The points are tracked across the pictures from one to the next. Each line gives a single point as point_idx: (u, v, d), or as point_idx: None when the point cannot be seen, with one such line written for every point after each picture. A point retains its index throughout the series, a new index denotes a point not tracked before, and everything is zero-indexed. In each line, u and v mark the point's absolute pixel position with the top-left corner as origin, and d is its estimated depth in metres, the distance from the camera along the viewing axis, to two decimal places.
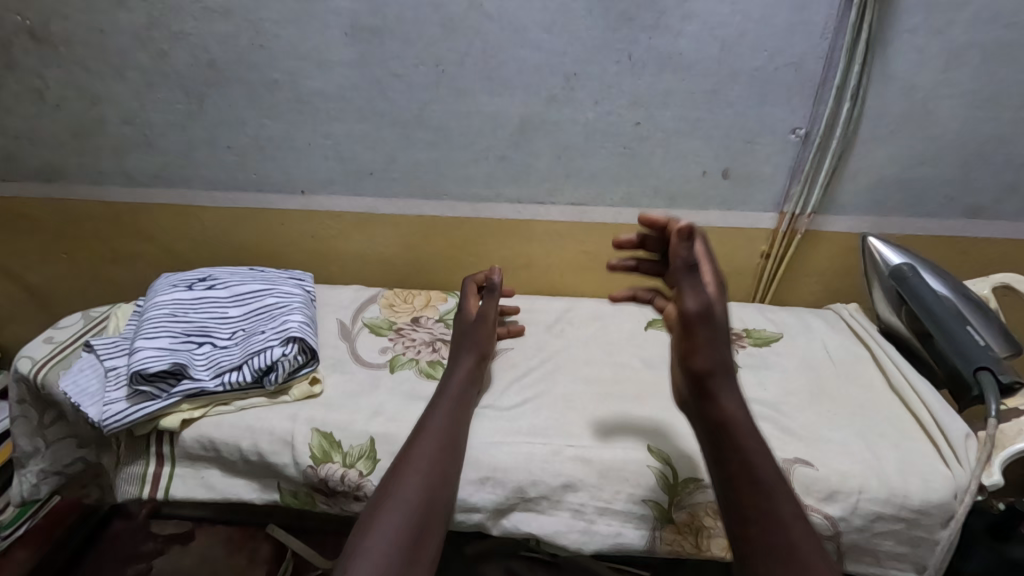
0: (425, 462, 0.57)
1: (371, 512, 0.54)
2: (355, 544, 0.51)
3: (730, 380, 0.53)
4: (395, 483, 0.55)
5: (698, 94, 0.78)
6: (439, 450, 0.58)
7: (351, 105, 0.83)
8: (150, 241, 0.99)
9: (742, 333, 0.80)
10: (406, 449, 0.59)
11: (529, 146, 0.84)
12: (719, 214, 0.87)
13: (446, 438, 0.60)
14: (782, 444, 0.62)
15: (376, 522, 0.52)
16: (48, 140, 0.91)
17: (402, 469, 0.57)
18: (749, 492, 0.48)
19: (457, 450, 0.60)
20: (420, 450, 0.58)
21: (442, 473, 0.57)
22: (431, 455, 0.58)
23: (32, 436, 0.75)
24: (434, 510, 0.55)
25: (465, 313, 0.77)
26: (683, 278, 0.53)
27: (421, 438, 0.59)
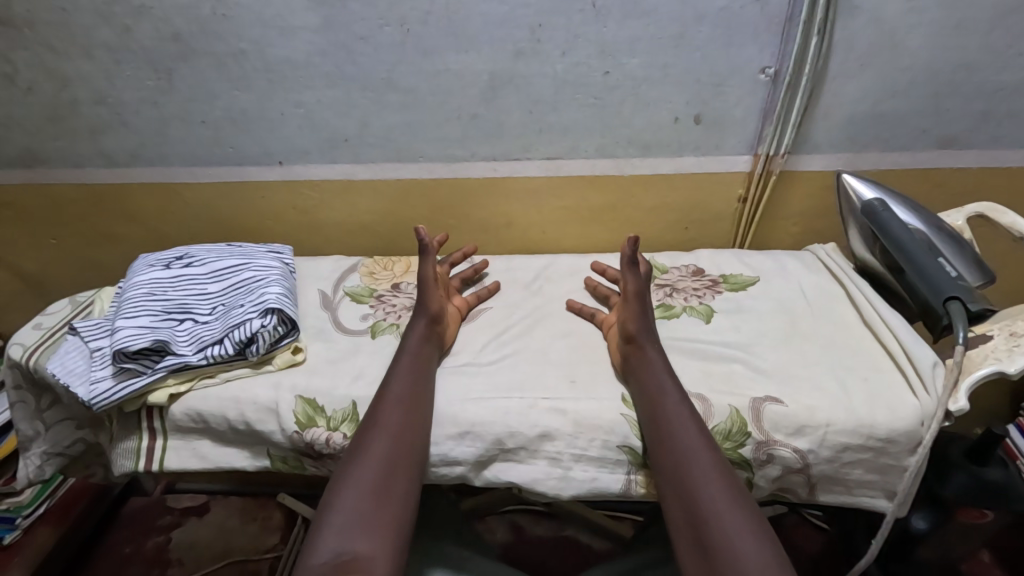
0: (396, 419, 0.58)
1: (345, 470, 0.55)
2: (329, 501, 0.52)
3: (652, 340, 0.66)
4: (368, 438, 0.57)
5: (666, 37, 0.76)
6: (409, 409, 0.60)
7: (318, 71, 0.82)
8: (134, 223, 0.99)
9: (719, 279, 0.80)
10: (376, 409, 0.60)
11: (499, 103, 0.83)
12: (694, 160, 0.87)
13: (414, 395, 0.61)
14: (752, 384, 0.63)
15: (349, 478, 0.54)
16: (24, 126, 0.90)
17: (375, 427, 0.58)
18: (664, 419, 0.58)
19: (428, 408, 0.61)
20: (391, 407, 0.59)
21: (414, 426, 0.59)
22: (403, 413, 0.59)
23: (31, 419, 0.77)
24: (406, 463, 0.56)
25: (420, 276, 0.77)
26: (628, 270, 0.71)
27: (393, 397, 0.60)
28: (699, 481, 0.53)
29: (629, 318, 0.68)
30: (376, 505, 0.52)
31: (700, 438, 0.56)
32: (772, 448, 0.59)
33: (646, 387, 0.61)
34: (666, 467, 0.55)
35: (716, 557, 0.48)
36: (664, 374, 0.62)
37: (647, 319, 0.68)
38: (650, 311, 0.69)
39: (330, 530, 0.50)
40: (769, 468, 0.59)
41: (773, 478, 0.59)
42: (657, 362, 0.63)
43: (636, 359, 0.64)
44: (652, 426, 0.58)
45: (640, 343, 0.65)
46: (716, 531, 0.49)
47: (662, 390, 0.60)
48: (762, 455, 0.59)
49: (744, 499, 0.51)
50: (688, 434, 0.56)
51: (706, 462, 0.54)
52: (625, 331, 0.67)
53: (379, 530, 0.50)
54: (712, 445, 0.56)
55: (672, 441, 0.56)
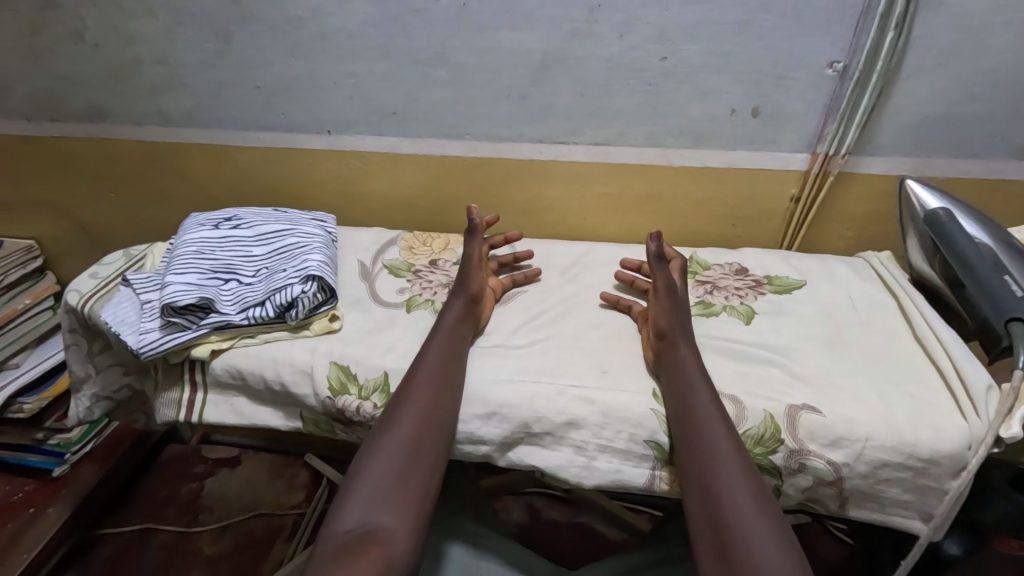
0: (425, 395, 0.59)
1: (371, 442, 0.56)
2: (356, 472, 0.54)
3: (685, 335, 0.65)
4: (396, 413, 0.58)
5: (728, 24, 0.73)
6: (437, 385, 0.60)
7: (371, 42, 0.82)
8: (186, 182, 1.02)
9: (764, 280, 0.78)
10: (405, 385, 0.61)
11: (549, 84, 0.82)
12: (747, 155, 0.84)
13: (444, 373, 0.62)
14: (790, 390, 0.61)
15: (376, 450, 0.55)
16: (90, 82, 0.94)
17: (402, 404, 0.59)
18: (692, 420, 0.56)
19: (457, 385, 0.62)
20: (421, 384, 0.60)
21: (443, 403, 0.59)
22: (430, 391, 0.60)
23: (84, 362, 0.81)
24: (433, 439, 0.57)
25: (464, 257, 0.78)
26: (656, 266, 0.71)
27: (422, 374, 0.61)
28: (726, 485, 0.52)
29: (661, 315, 0.67)
30: (400, 478, 0.53)
31: (729, 441, 0.55)
32: (805, 458, 0.57)
33: (677, 384, 0.60)
34: (691, 468, 0.54)
35: (735, 563, 0.47)
36: (695, 372, 0.61)
37: (679, 313, 0.67)
38: (683, 307, 0.68)
39: (354, 500, 0.51)
40: (801, 477, 0.57)
41: (804, 488, 0.58)
42: (690, 361, 0.62)
43: (669, 356, 0.63)
44: (680, 425, 0.57)
45: (673, 339, 0.64)
46: (737, 538, 0.48)
47: (693, 389, 0.59)
48: (794, 464, 0.57)
49: (770, 510, 0.50)
50: (717, 436, 0.55)
51: (732, 467, 0.53)
52: (658, 327, 0.66)
53: (402, 504, 0.51)
54: (740, 451, 0.54)
55: (700, 442, 0.55)
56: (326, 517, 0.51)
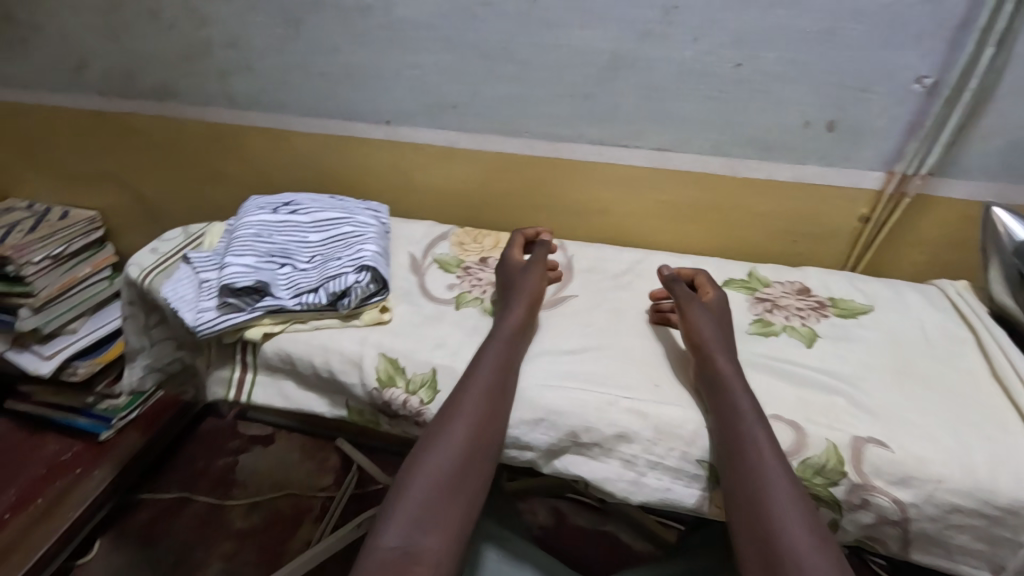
0: (471, 406, 0.58)
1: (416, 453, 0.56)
2: (400, 486, 0.54)
3: (720, 346, 0.62)
4: (445, 423, 0.57)
5: (812, 32, 0.70)
6: (489, 397, 0.59)
7: (437, 34, 0.81)
8: (244, 164, 1.04)
9: (827, 302, 0.74)
10: (457, 392, 0.60)
11: (615, 85, 0.80)
12: (818, 170, 0.80)
13: (498, 385, 0.60)
14: (855, 421, 0.58)
15: (420, 464, 0.55)
16: (161, 61, 0.96)
17: (452, 413, 0.58)
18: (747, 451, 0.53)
19: (504, 395, 0.60)
20: (468, 393, 0.59)
21: (489, 415, 0.58)
22: (482, 403, 0.58)
23: (140, 334, 0.84)
24: (479, 454, 0.56)
25: (510, 262, 0.77)
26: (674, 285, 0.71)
27: (475, 383, 0.60)
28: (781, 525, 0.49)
29: (695, 327, 0.64)
30: (444, 498, 0.53)
31: (784, 477, 0.52)
32: (869, 494, 0.54)
33: (730, 407, 0.56)
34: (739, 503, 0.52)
35: None
36: (736, 385, 0.58)
37: (710, 325, 0.65)
38: (714, 317, 0.66)
39: (397, 518, 0.51)
40: (862, 513, 0.54)
41: (865, 525, 0.55)
42: (734, 378, 0.59)
43: (716, 371, 0.60)
44: (730, 453, 0.54)
45: (711, 354, 0.61)
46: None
47: (746, 415, 0.55)
48: (856, 500, 0.54)
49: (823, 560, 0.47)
50: (772, 471, 0.52)
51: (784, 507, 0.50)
52: (693, 340, 0.64)
53: (445, 526, 0.52)
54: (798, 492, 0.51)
55: (754, 474, 0.52)
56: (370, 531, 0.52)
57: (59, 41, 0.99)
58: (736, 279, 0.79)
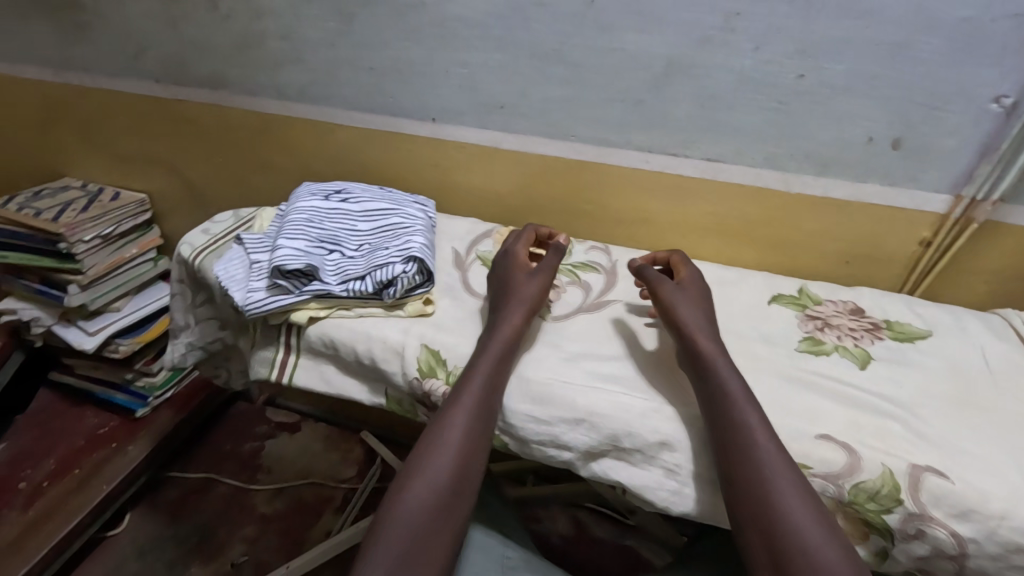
0: (459, 426, 0.58)
1: (403, 478, 0.57)
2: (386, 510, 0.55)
3: (698, 323, 0.63)
4: (428, 450, 0.57)
5: (880, 45, 0.68)
6: (473, 423, 0.58)
7: (491, 33, 0.82)
8: (291, 154, 1.06)
9: (882, 324, 0.72)
10: (442, 415, 0.59)
11: (669, 92, 0.79)
12: (878, 189, 0.78)
13: (483, 408, 0.59)
14: (912, 448, 0.55)
15: (408, 486, 0.56)
16: (218, 50, 0.98)
17: (435, 440, 0.58)
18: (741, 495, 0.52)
19: (493, 411, 0.60)
20: (453, 416, 0.58)
21: (476, 435, 0.58)
22: (464, 429, 0.58)
23: (186, 312, 0.86)
24: (466, 477, 0.57)
25: (516, 257, 0.74)
26: (644, 271, 0.70)
27: (459, 406, 0.59)
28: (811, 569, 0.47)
29: (677, 309, 0.65)
30: (432, 524, 0.54)
31: (809, 511, 0.50)
32: (926, 524, 0.52)
33: (742, 437, 0.53)
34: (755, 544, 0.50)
35: None
36: (730, 376, 0.58)
37: (688, 305, 0.65)
38: (688, 292, 0.67)
39: (385, 548, 0.52)
40: (916, 545, 0.52)
41: (918, 557, 0.52)
42: (744, 401, 0.56)
43: (722, 391, 0.56)
44: (743, 482, 0.52)
45: (694, 336, 0.62)
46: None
47: (758, 445, 0.53)
48: (910, 530, 0.52)
49: None
50: (798, 511, 0.50)
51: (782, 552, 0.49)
52: (677, 323, 0.64)
53: (435, 552, 0.53)
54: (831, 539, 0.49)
55: (768, 515, 0.50)
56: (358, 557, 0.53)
57: (121, 28, 1.02)
58: (785, 294, 0.77)
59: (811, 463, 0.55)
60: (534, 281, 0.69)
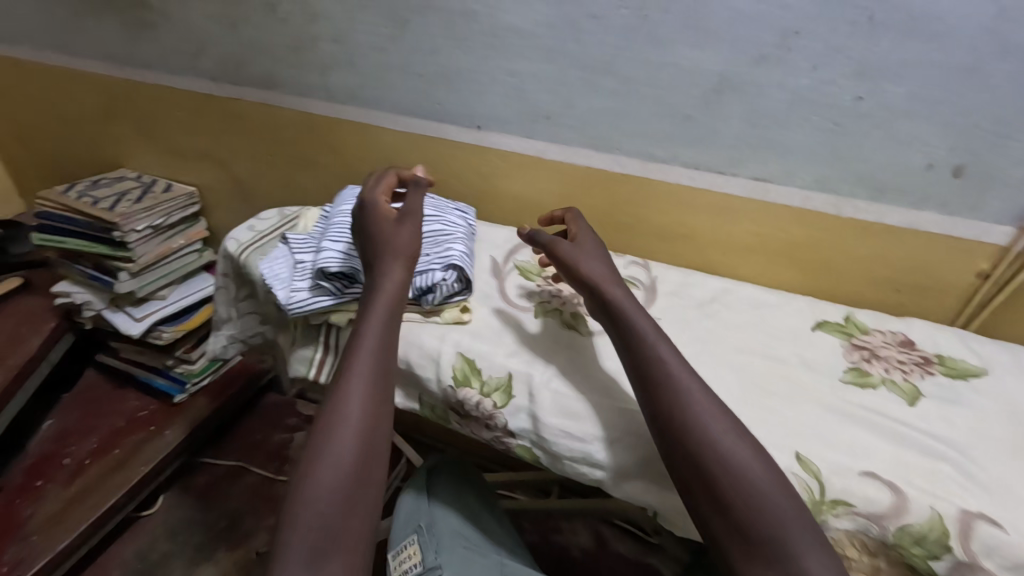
0: (355, 399, 0.55)
1: (298, 477, 0.51)
2: (292, 512, 0.49)
3: (604, 273, 0.64)
4: (328, 434, 0.53)
5: (948, 69, 0.65)
6: (371, 394, 0.55)
7: (541, 44, 0.82)
8: (336, 155, 1.08)
9: (933, 358, 0.69)
10: (333, 396, 0.55)
11: (720, 109, 0.77)
12: (936, 217, 0.75)
13: (377, 376, 0.57)
14: (964, 492, 0.53)
15: (313, 477, 0.51)
16: (272, 52, 1.01)
17: (334, 420, 0.53)
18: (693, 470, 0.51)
19: (388, 377, 0.58)
20: (348, 392, 0.55)
21: (377, 405, 0.56)
22: (363, 401, 0.55)
23: (229, 305, 0.88)
24: (373, 456, 0.53)
25: (379, 210, 0.69)
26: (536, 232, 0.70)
27: (350, 380, 0.56)
28: (782, 526, 0.48)
29: (584, 265, 0.65)
30: (347, 517, 0.50)
31: (762, 462, 0.51)
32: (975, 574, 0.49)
33: (684, 413, 0.53)
34: (721, 519, 0.49)
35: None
36: (650, 330, 0.59)
37: (597, 260, 0.66)
38: (597, 249, 0.68)
39: (293, 553, 0.47)
40: None
41: None
42: (667, 347, 0.58)
43: (653, 356, 0.57)
44: (689, 455, 0.52)
45: (605, 288, 0.62)
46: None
47: (702, 422, 0.52)
48: None
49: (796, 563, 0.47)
50: (748, 462, 0.50)
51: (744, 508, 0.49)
52: (586, 279, 0.63)
53: (356, 541, 0.49)
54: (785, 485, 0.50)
55: (725, 481, 0.50)
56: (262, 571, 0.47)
57: (182, 28, 1.05)
58: (831, 321, 0.75)
59: (854, 500, 0.53)
60: (406, 231, 0.66)
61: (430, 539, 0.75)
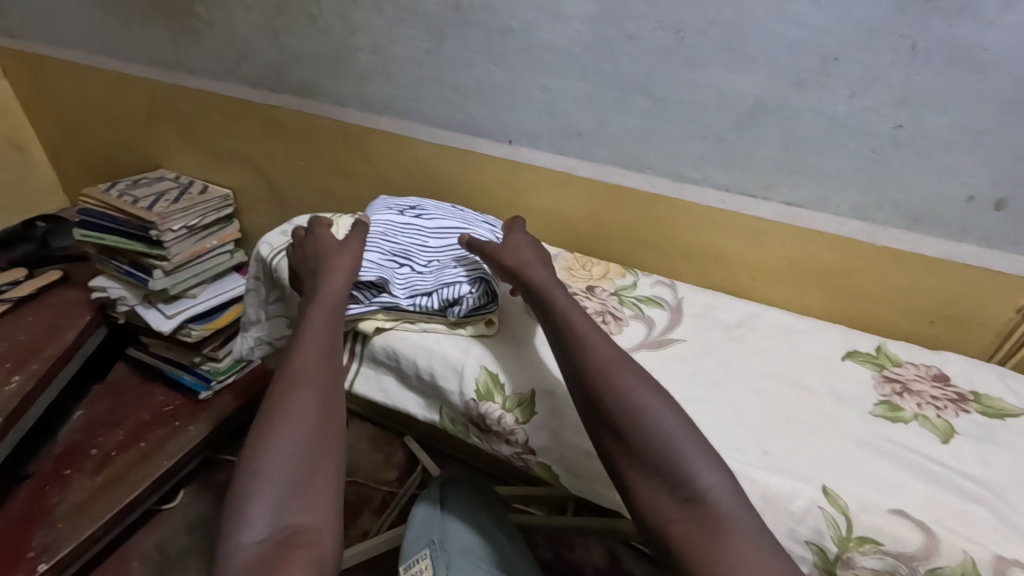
0: (308, 371, 0.60)
1: (257, 440, 0.54)
2: (253, 471, 0.52)
3: (525, 258, 0.71)
4: (284, 401, 0.57)
5: (994, 100, 0.64)
6: (322, 366, 0.61)
7: (576, 61, 0.82)
8: (368, 164, 1.10)
9: (968, 396, 0.67)
10: (287, 370, 0.60)
11: (754, 132, 0.77)
12: (975, 250, 0.73)
13: (327, 353, 0.63)
14: (999, 537, 0.51)
15: (272, 439, 0.54)
16: (311, 62, 1.04)
17: (289, 389, 0.58)
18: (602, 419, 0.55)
19: (336, 354, 0.63)
20: (302, 366, 0.60)
21: (329, 377, 0.61)
22: (316, 371, 0.60)
23: (258, 307, 0.89)
24: (330, 419, 0.57)
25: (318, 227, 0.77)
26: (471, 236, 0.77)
27: (303, 356, 0.61)
28: (680, 454, 0.52)
29: (509, 253, 0.71)
30: (308, 470, 0.52)
31: (665, 405, 0.55)
32: None
33: (589, 367, 0.58)
34: (625, 457, 0.53)
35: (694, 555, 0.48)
36: (562, 300, 0.65)
37: (524, 250, 0.73)
38: (529, 243, 0.75)
39: (258, 505, 0.49)
40: None
41: None
42: (576, 314, 0.63)
43: (563, 320, 0.62)
44: (597, 404, 0.56)
45: (524, 269, 0.69)
46: (675, 538, 0.49)
47: (603, 372, 0.57)
48: None
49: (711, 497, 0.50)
50: (651, 403, 0.55)
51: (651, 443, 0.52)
52: (509, 264, 0.70)
53: (319, 490, 0.52)
54: (687, 421, 0.54)
55: (630, 420, 0.54)
56: (226, 526, 0.49)
57: (227, 36, 1.09)
58: (861, 351, 0.73)
59: (882, 538, 0.52)
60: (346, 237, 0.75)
61: (442, 555, 0.74)
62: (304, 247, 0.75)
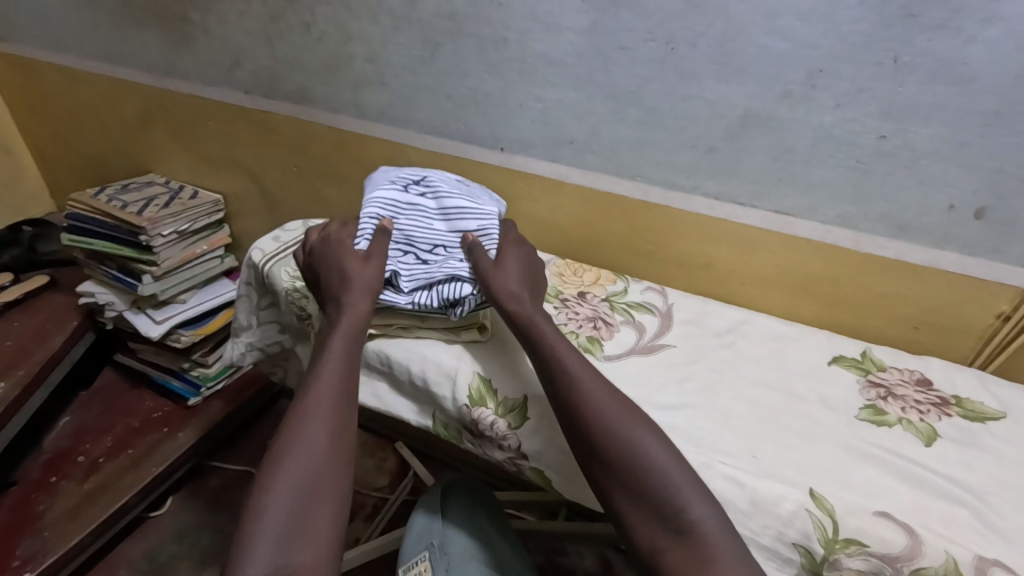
0: (322, 404, 0.59)
1: (266, 471, 0.55)
2: (258, 504, 0.52)
3: (514, 284, 0.69)
4: (296, 434, 0.56)
5: (974, 113, 0.66)
6: (337, 400, 0.60)
7: (568, 71, 0.83)
8: (362, 169, 1.10)
9: (950, 400, 0.68)
10: (302, 399, 0.59)
11: (743, 142, 0.78)
12: (957, 258, 0.75)
13: (345, 385, 0.61)
14: (981, 539, 0.53)
15: (279, 474, 0.54)
16: (305, 68, 1.04)
17: (302, 422, 0.57)
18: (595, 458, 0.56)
19: (352, 385, 0.62)
20: (316, 398, 0.59)
21: (343, 410, 0.59)
22: (330, 404, 0.59)
23: (249, 313, 0.90)
24: (337, 455, 0.56)
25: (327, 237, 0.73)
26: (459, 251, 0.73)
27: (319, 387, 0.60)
28: (672, 491, 0.53)
29: (498, 279, 0.69)
30: (308, 509, 0.53)
31: (659, 443, 0.56)
32: None
33: (581, 406, 0.58)
34: (616, 492, 0.54)
35: None
36: (552, 335, 0.64)
37: (513, 274, 0.70)
38: (518, 265, 0.72)
39: (260, 542, 0.50)
40: None
41: None
42: (566, 349, 0.62)
43: (554, 357, 0.62)
44: (590, 443, 0.56)
45: (514, 299, 0.67)
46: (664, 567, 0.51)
47: (595, 411, 0.57)
48: None
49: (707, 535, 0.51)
50: (644, 441, 0.55)
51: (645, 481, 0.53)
52: (499, 292, 0.68)
53: (318, 531, 0.52)
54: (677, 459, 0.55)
55: (623, 460, 0.54)
56: (230, 561, 0.50)
57: (220, 42, 1.09)
58: (847, 356, 0.75)
59: (868, 540, 0.53)
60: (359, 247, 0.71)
61: (441, 558, 0.76)
62: (317, 265, 0.72)
